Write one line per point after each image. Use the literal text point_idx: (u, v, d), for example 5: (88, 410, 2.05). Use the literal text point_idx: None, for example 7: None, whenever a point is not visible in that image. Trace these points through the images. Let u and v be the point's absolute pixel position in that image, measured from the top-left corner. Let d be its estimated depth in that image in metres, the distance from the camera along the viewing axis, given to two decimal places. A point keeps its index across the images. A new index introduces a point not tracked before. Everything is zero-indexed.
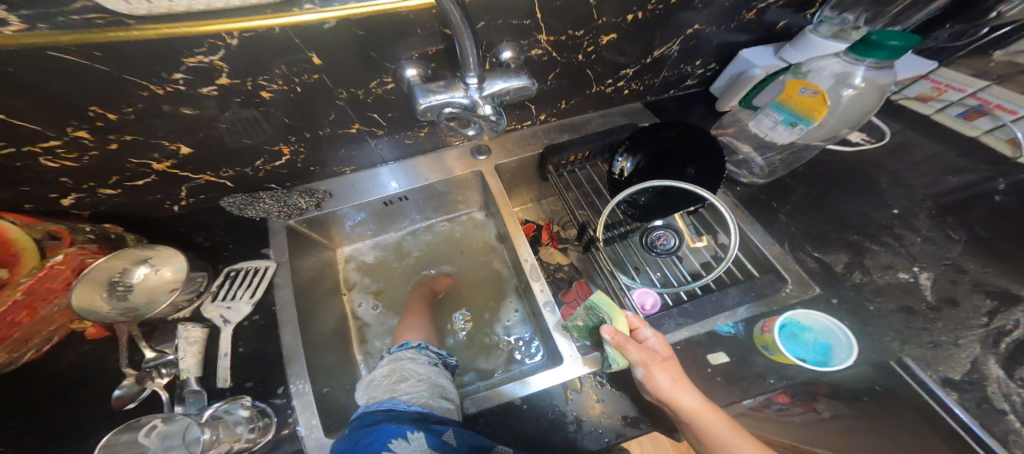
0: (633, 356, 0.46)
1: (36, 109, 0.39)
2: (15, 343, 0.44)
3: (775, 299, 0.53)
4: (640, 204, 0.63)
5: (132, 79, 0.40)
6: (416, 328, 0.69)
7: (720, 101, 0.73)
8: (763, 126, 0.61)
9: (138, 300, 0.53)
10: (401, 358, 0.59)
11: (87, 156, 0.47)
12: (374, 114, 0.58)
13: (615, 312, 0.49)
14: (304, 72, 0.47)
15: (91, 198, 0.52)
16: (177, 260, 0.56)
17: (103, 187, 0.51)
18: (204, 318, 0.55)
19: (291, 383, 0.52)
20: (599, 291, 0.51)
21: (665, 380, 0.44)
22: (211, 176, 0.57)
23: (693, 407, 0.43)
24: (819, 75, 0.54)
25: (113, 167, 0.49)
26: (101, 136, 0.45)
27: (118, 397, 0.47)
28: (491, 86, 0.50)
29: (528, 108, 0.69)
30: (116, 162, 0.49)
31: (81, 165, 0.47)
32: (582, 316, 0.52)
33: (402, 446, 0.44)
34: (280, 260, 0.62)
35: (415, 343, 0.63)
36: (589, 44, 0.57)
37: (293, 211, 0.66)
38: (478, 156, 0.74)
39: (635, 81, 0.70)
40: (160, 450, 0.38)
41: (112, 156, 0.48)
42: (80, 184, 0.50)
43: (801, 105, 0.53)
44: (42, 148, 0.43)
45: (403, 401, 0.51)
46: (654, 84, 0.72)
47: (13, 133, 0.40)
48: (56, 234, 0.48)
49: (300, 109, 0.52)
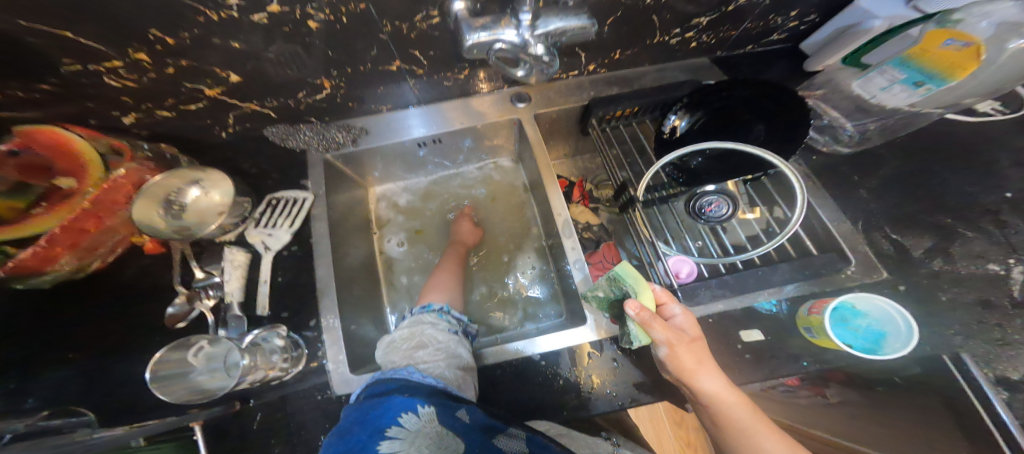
0: (657, 335, 0.42)
1: (101, 31, 0.39)
2: (84, 249, 0.46)
3: (831, 280, 0.49)
4: (690, 167, 0.59)
5: (189, 3, 0.39)
6: (443, 290, 0.67)
7: (810, 60, 0.66)
8: (872, 87, 0.53)
9: (190, 220, 0.55)
10: (422, 321, 0.57)
11: (146, 78, 0.47)
12: (415, 52, 0.55)
13: (642, 285, 0.44)
14: (350, 1, 0.43)
15: (150, 118, 0.53)
16: (222, 185, 0.57)
17: (159, 109, 0.52)
18: (248, 243, 0.58)
19: (322, 317, 0.55)
20: (623, 262, 0.46)
21: (689, 361, 0.43)
22: (256, 104, 0.57)
23: (716, 392, 0.42)
24: (979, 22, 0.42)
25: (168, 90, 0.49)
26: (159, 59, 0.45)
27: (171, 315, 0.50)
28: (548, 25, 0.44)
29: (578, 56, 0.63)
30: (172, 86, 0.49)
31: (141, 86, 0.48)
32: (605, 286, 0.47)
33: (411, 421, 0.41)
34: (318, 192, 0.63)
35: (436, 308, 0.60)
36: None
37: (330, 144, 0.66)
38: (518, 105, 0.70)
39: (706, 33, 0.62)
40: (207, 371, 0.44)
41: (170, 80, 0.48)
42: (139, 104, 0.50)
43: (941, 62, 0.45)
44: (105, 67, 0.43)
45: (417, 371, 0.49)
46: (730, 37, 0.64)
47: (79, 50, 0.40)
48: (118, 150, 0.50)
49: (343, 42, 0.50)
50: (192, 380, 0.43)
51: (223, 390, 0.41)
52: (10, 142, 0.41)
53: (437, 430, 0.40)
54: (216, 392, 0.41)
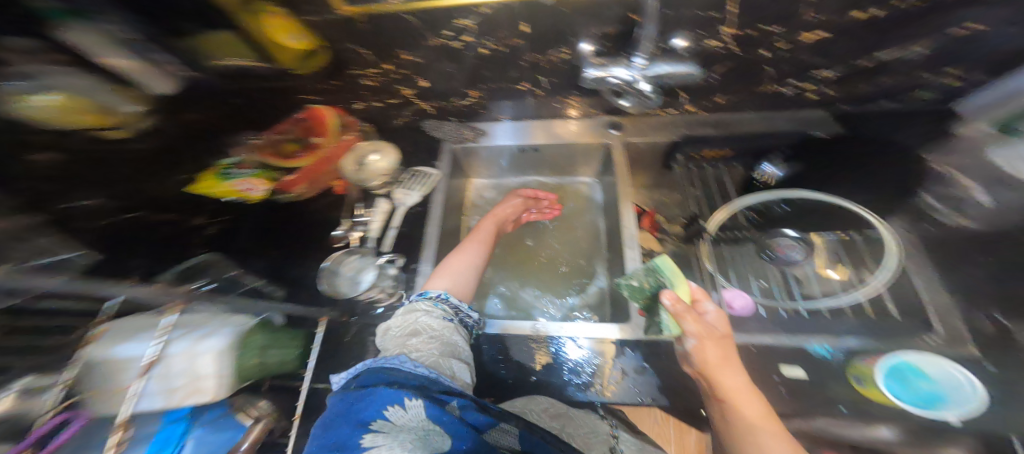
0: (687, 326, 0.49)
1: (383, 50, 0.70)
2: (311, 182, 0.73)
3: (906, 341, 0.48)
4: (769, 213, 0.65)
5: (430, 34, 0.64)
6: (446, 275, 0.66)
7: (968, 119, 0.59)
8: (1010, 154, 0.53)
9: (364, 177, 0.76)
10: (416, 309, 0.58)
11: (384, 80, 0.76)
12: (541, 78, 0.71)
13: (679, 280, 0.55)
14: (513, 37, 0.62)
15: (369, 106, 0.80)
16: (392, 156, 0.78)
17: (377, 101, 0.80)
18: (392, 198, 0.75)
19: (422, 264, 0.69)
20: (664, 257, 0.57)
21: (714, 355, 0.47)
22: (426, 104, 0.80)
23: (735, 386, 0.45)
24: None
25: (389, 89, 0.77)
26: (394, 68, 0.73)
27: (336, 236, 0.69)
28: (659, 69, 0.55)
29: (678, 96, 0.74)
30: (392, 87, 0.77)
31: (379, 85, 0.77)
32: (641, 277, 0.58)
33: (396, 415, 0.38)
34: (444, 173, 0.79)
35: (433, 295, 0.61)
36: (777, 38, 0.59)
37: (459, 139, 0.82)
38: (611, 131, 0.81)
39: (829, 85, 0.66)
40: (347, 276, 0.66)
41: (391, 82, 0.76)
42: (370, 96, 0.79)
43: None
44: (371, 72, 0.74)
45: (410, 361, 0.46)
46: (843, 94, 0.67)
47: (369, 60, 0.72)
48: (347, 125, 0.78)
49: (497, 65, 0.68)
50: (337, 280, 0.65)
51: (346, 294, 0.63)
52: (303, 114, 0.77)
53: (422, 426, 0.38)
54: (342, 294, 0.63)
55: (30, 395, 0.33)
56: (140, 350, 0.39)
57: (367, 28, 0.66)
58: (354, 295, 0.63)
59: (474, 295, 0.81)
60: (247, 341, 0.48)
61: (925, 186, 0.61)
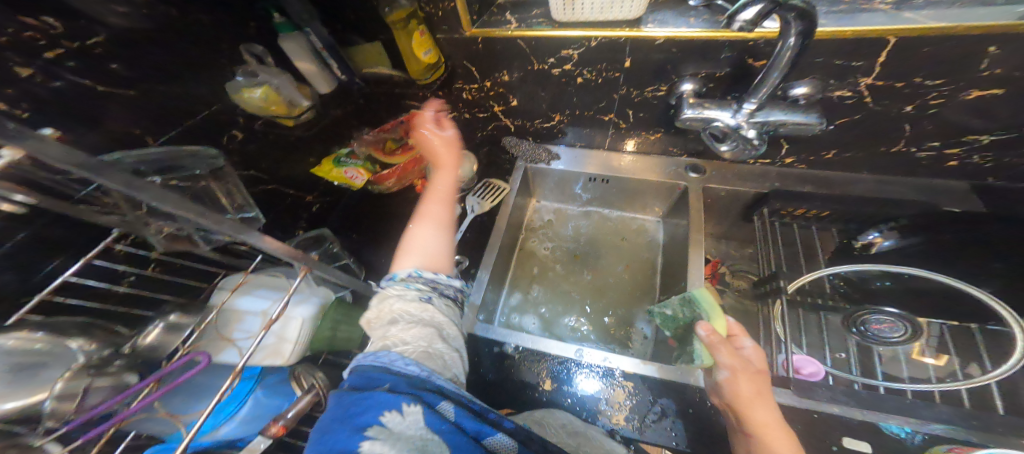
0: (721, 357, 0.49)
1: (484, 67, 0.69)
2: (399, 179, 0.78)
3: (1009, 441, 0.40)
4: (868, 287, 0.57)
5: (533, 58, 0.63)
6: (418, 250, 0.56)
7: None
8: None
9: (443, 180, 0.80)
10: (387, 296, 0.49)
11: (478, 94, 0.76)
12: (629, 111, 0.71)
13: (716, 313, 0.54)
14: (613, 70, 0.62)
15: (456, 115, 0.84)
16: (469, 165, 0.79)
17: (467, 112, 0.83)
18: (462, 203, 0.80)
19: (481, 269, 0.71)
20: (703, 289, 0.57)
21: (749, 389, 0.46)
22: (510, 121, 0.82)
23: (764, 421, 0.43)
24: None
25: (480, 103, 0.78)
26: (491, 87, 0.73)
27: None
28: (768, 116, 0.53)
29: (780, 147, 0.68)
30: (484, 101, 0.78)
31: (473, 98, 0.78)
32: (676, 306, 0.62)
33: (396, 423, 0.33)
34: (512, 188, 0.83)
35: (403, 276, 0.51)
36: (937, 95, 0.51)
37: (531, 158, 0.87)
38: (691, 174, 0.78)
39: (979, 154, 0.57)
40: None
41: (484, 98, 0.77)
42: (462, 107, 0.81)
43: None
44: (468, 87, 0.75)
45: (400, 357, 0.40)
46: (998, 166, 0.58)
47: (471, 76, 0.72)
48: None
49: (589, 93, 0.69)
50: None
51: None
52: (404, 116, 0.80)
53: (421, 435, 0.33)
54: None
55: (169, 331, 0.41)
56: (255, 306, 0.46)
57: (478, 48, 0.65)
58: None
59: (517, 309, 0.83)
60: (325, 312, 0.53)
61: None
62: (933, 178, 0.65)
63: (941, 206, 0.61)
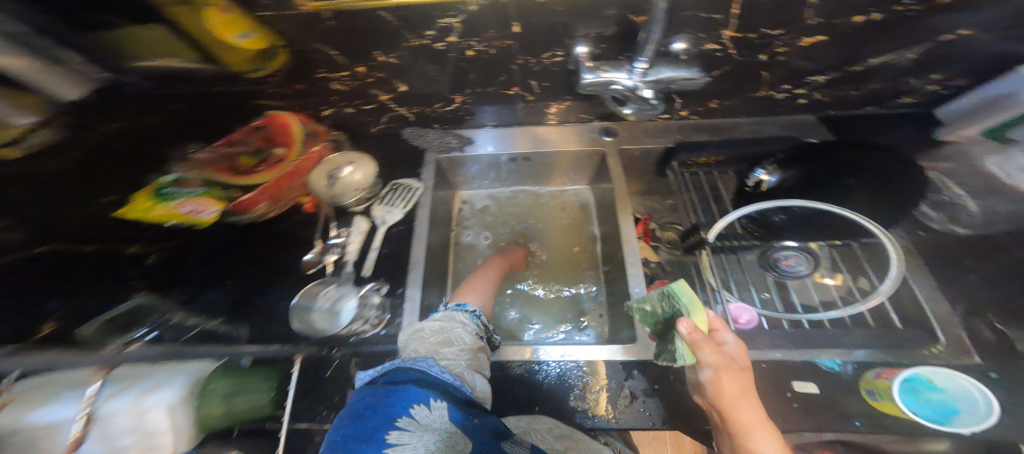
0: (705, 357, 0.45)
1: (349, 50, 0.57)
2: (275, 200, 0.66)
3: (910, 354, 0.48)
4: (769, 221, 0.61)
5: (406, 32, 0.54)
6: (477, 294, 0.71)
7: (945, 127, 0.66)
8: (1010, 164, 0.56)
9: (336, 191, 0.70)
10: (454, 319, 0.60)
11: (353, 83, 0.64)
12: (533, 82, 0.65)
13: (697, 307, 0.48)
14: (502, 39, 0.55)
15: (337, 112, 0.71)
16: (368, 168, 0.72)
17: (348, 106, 0.70)
18: (371, 215, 0.70)
19: (408, 287, 0.64)
20: (680, 282, 0.51)
21: (732, 388, 0.43)
22: (405, 109, 0.71)
23: (753, 425, 0.41)
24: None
25: (360, 92, 0.67)
26: (368, 72, 0.62)
27: (307, 261, 0.64)
28: (660, 73, 0.52)
29: (674, 101, 0.70)
30: (364, 90, 0.66)
31: (348, 89, 0.66)
32: (655, 301, 0.53)
33: (422, 414, 0.42)
34: (427, 185, 0.74)
35: (470, 310, 0.63)
36: (779, 44, 0.55)
37: (444, 148, 0.79)
38: (605, 138, 0.78)
39: (822, 90, 0.65)
40: (322, 307, 0.59)
41: (365, 87, 0.65)
42: (339, 101, 0.69)
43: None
44: (336, 75, 0.63)
45: (437, 366, 0.49)
46: (850, 96, 0.67)
47: (334, 63, 0.60)
48: (315, 133, 0.70)
49: (484, 68, 0.61)
50: (314, 311, 0.58)
51: (326, 332, 0.57)
52: (262, 121, 0.67)
53: (445, 428, 0.42)
54: (322, 330, 0.57)
55: None
56: (65, 411, 0.35)
57: (331, 25, 0.53)
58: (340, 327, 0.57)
59: None
60: (210, 386, 0.44)
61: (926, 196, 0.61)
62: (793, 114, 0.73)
63: (804, 138, 0.70)
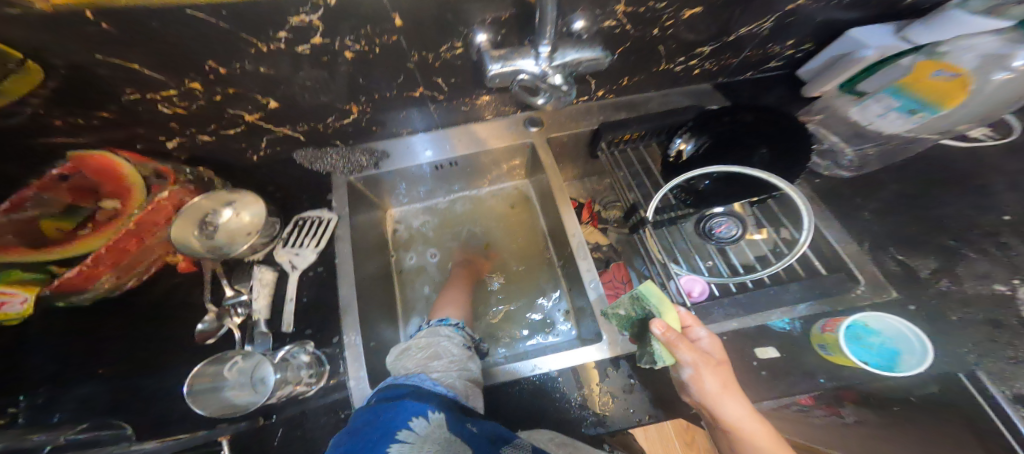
0: (683, 356, 0.44)
1: (164, 62, 0.43)
2: (124, 268, 0.50)
3: (842, 299, 0.51)
4: (698, 189, 0.62)
5: (245, 37, 0.43)
6: (452, 306, 0.70)
7: (808, 85, 0.71)
8: (868, 113, 0.58)
9: (221, 240, 0.57)
10: (439, 333, 0.61)
11: (195, 104, 0.51)
12: (438, 80, 0.58)
13: (666, 306, 0.47)
14: (385, 34, 0.47)
15: (190, 142, 0.56)
16: (256, 206, 0.59)
17: (201, 133, 0.56)
18: (276, 262, 0.60)
19: (344, 334, 0.56)
20: (648, 282, 0.49)
21: (715, 384, 0.44)
22: (288, 129, 0.60)
23: (737, 417, 0.43)
24: (965, 55, 0.48)
25: (212, 115, 0.53)
26: (210, 89, 0.49)
27: (201, 331, 0.53)
28: (564, 56, 0.49)
29: (588, 83, 0.68)
30: (217, 112, 0.53)
31: (190, 112, 0.52)
32: (625, 306, 0.50)
33: (420, 426, 0.43)
34: (342, 214, 0.65)
35: (452, 323, 0.64)
36: (668, 17, 0.54)
37: (354, 168, 0.69)
38: (531, 129, 0.73)
39: (710, 60, 0.67)
40: (237, 385, 0.47)
41: (216, 107, 0.52)
42: (183, 129, 0.54)
43: (930, 91, 0.51)
44: (161, 96, 0.48)
45: (430, 379, 0.51)
46: (729, 64, 0.70)
47: (142, 81, 0.45)
48: (161, 174, 0.53)
49: (373, 70, 0.53)
50: (223, 395, 0.45)
51: (252, 407, 0.43)
52: (64, 167, 0.47)
53: (444, 436, 0.43)
54: (246, 408, 0.43)
55: None
56: None
57: (111, 33, 0.38)
58: (264, 401, 0.44)
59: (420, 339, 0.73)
60: None
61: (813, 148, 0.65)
62: (695, 83, 0.74)
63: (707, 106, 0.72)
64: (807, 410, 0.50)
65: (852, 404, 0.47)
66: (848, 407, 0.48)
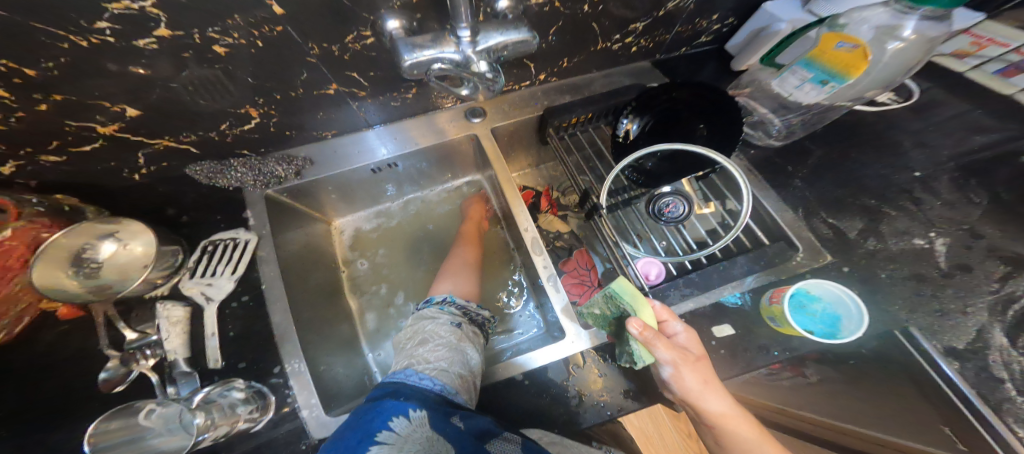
0: (661, 354, 0.43)
1: None
2: None
3: (784, 268, 0.52)
4: (646, 169, 0.61)
5: (41, 27, 0.33)
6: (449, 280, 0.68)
7: (734, 60, 0.71)
8: (787, 85, 0.58)
9: (109, 277, 0.50)
10: (422, 318, 0.59)
11: (14, 117, 0.41)
12: (354, 74, 0.53)
13: (641, 302, 0.45)
14: (266, 24, 0.40)
15: (33, 166, 0.47)
16: (145, 234, 0.52)
17: (43, 153, 0.46)
18: (184, 296, 0.52)
19: (287, 362, 0.51)
20: (620, 280, 0.46)
21: (697, 383, 0.43)
22: (170, 140, 0.52)
23: (721, 414, 0.42)
24: (860, 27, 0.50)
25: (48, 131, 0.44)
26: (24, 95, 0.39)
27: (105, 380, 0.45)
28: (488, 40, 0.44)
29: (527, 67, 0.64)
30: (52, 125, 0.43)
31: (10, 127, 0.42)
32: (601, 305, 0.48)
33: (403, 426, 0.40)
34: (262, 232, 0.59)
35: (439, 299, 0.62)
36: None
37: (270, 180, 0.62)
38: (473, 120, 0.69)
39: (644, 37, 0.65)
40: (163, 432, 0.39)
41: (46, 118, 0.42)
42: (14, 149, 0.44)
43: (836, 62, 0.50)
44: None
45: (415, 373, 0.48)
46: (665, 40, 0.68)
47: None
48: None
49: (267, 68, 0.46)
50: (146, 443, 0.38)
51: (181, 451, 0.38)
52: None
53: (428, 435, 0.40)
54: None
55: None
56: None
57: None
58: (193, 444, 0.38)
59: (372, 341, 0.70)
60: None
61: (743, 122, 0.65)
62: (635, 61, 0.72)
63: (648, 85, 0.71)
64: (776, 374, 0.49)
65: (814, 366, 0.48)
66: (808, 366, 0.48)
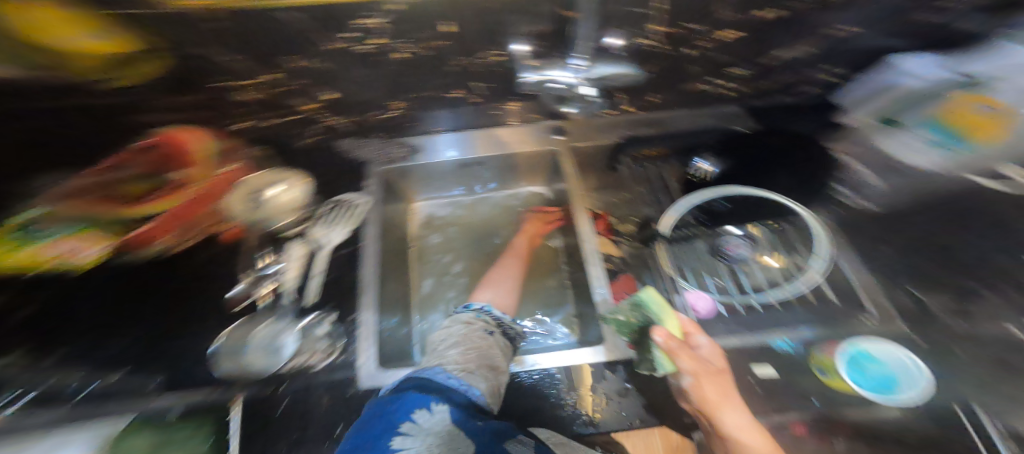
0: (682, 363, 0.47)
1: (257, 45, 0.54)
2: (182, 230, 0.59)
3: (846, 325, 0.52)
4: (713, 209, 0.63)
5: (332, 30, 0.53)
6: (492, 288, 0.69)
7: (845, 112, 0.72)
8: (898, 144, 0.66)
9: (264, 213, 0.64)
10: (458, 320, 0.59)
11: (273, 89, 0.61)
12: (478, 84, 0.67)
13: (667, 313, 0.51)
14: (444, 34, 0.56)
15: (257, 125, 0.67)
16: (297, 186, 0.67)
17: (270, 118, 0.66)
18: (309, 238, 0.65)
19: (360, 313, 0.58)
20: (648, 290, 0.54)
21: (714, 393, 0.45)
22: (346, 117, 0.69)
23: (737, 426, 0.42)
24: (1008, 90, 0.56)
25: (283, 100, 0.64)
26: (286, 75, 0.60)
27: (233, 297, 0.57)
28: (600, 70, 0.57)
29: (617, 96, 0.73)
30: (288, 98, 0.63)
31: (265, 96, 0.62)
32: (626, 311, 0.54)
33: (425, 419, 0.41)
34: (375, 199, 0.70)
35: (475, 308, 0.62)
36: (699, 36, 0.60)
37: (388, 159, 0.74)
38: (556, 137, 0.77)
39: (733, 82, 0.71)
40: (261, 348, 0.52)
41: (287, 94, 0.63)
42: (257, 112, 0.65)
43: (968, 125, 0.59)
44: (249, 83, 0.60)
45: (443, 371, 0.48)
46: (753, 89, 0.73)
47: (241, 65, 0.57)
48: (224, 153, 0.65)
49: (427, 71, 0.62)
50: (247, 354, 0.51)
51: (267, 370, 0.50)
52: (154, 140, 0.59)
53: (449, 430, 0.40)
54: (263, 370, 0.50)
55: None
56: None
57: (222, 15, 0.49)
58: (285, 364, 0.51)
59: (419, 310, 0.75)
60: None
61: (838, 178, 0.67)
62: (720, 105, 0.76)
63: (731, 127, 0.74)
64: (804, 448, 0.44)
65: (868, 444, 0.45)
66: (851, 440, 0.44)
